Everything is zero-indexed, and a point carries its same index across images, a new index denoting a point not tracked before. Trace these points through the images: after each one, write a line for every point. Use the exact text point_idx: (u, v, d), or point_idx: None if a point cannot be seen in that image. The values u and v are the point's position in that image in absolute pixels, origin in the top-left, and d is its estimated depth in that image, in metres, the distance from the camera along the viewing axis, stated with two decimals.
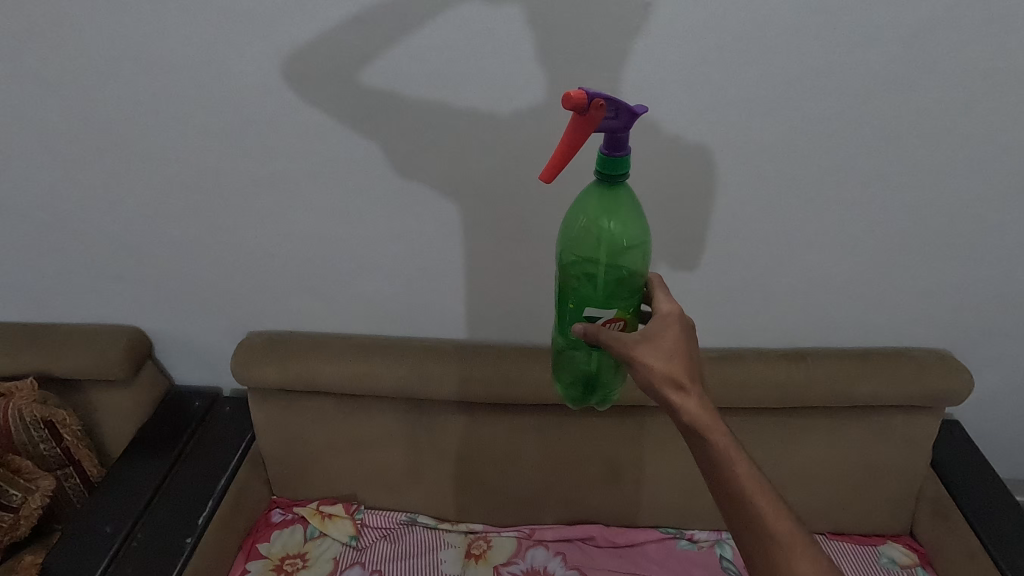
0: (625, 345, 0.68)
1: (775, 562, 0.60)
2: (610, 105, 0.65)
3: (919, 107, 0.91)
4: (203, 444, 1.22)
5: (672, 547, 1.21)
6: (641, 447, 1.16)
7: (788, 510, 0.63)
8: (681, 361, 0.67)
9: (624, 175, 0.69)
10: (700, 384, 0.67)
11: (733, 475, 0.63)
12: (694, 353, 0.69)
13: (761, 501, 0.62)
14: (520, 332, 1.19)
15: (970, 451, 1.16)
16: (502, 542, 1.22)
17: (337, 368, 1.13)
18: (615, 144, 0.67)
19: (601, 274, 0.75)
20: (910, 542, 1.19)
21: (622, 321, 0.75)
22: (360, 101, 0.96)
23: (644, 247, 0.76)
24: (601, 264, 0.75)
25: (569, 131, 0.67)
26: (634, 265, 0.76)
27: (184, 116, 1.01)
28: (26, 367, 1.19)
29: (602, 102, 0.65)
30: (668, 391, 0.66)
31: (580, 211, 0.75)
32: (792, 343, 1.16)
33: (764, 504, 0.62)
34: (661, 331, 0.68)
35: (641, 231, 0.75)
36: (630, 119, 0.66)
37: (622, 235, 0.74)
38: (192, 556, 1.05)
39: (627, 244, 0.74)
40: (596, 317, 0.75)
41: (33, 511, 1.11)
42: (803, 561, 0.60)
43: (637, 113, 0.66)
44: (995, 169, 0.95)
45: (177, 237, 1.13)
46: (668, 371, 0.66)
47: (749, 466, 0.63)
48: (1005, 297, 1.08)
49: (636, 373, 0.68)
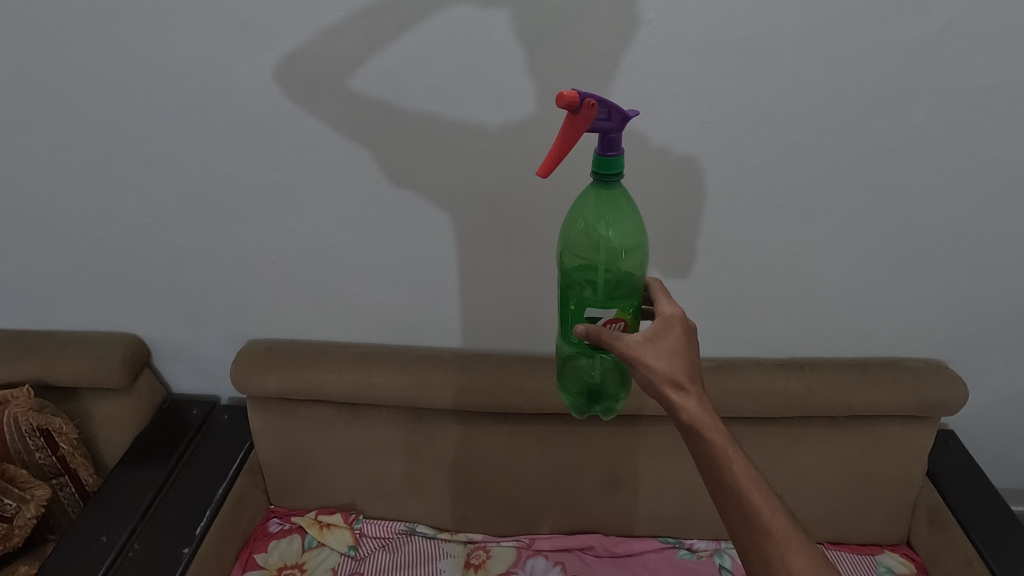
0: (626, 344, 0.68)
1: (770, 559, 0.61)
2: (602, 106, 0.67)
3: (911, 122, 0.93)
4: (201, 453, 1.21)
5: (672, 556, 1.20)
6: (641, 456, 1.16)
7: (782, 508, 0.63)
8: (682, 362, 0.68)
9: (618, 175, 0.70)
10: (700, 383, 0.68)
11: (730, 473, 0.63)
12: (695, 353, 0.70)
13: (756, 498, 0.62)
14: (520, 341, 1.20)
15: (965, 459, 1.18)
16: (501, 552, 1.22)
17: (338, 377, 1.13)
18: (609, 144, 0.69)
19: (601, 278, 0.78)
20: (907, 552, 1.20)
21: (622, 322, 0.74)
22: (365, 112, 0.98)
23: (642, 250, 0.78)
24: (600, 268, 0.78)
25: (562, 134, 0.69)
26: (632, 268, 0.78)
27: (189, 126, 1.02)
28: (22, 375, 1.19)
29: (594, 101, 0.66)
30: (669, 390, 0.66)
31: (578, 216, 0.77)
32: (789, 352, 1.18)
33: (761, 501, 0.62)
34: (663, 332, 0.69)
35: (638, 235, 0.77)
36: (621, 121, 0.68)
37: (619, 239, 0.76)
38: (190, 566, 1.04)
39: (625, 248, 0.77)
40: (598, 317, 0.74)
41: (27, 521, 1.10)
42: (798, 557, 0.61)
43: (628, 116, 0.68)
44: (984, 181, 0.97)
45: (179, 245, 1.14)
46: (669, 371, 0.67)
47: (746, 465, 0.64)
48: (997, 308, 1.10)
49: (636, 372, 0.68)
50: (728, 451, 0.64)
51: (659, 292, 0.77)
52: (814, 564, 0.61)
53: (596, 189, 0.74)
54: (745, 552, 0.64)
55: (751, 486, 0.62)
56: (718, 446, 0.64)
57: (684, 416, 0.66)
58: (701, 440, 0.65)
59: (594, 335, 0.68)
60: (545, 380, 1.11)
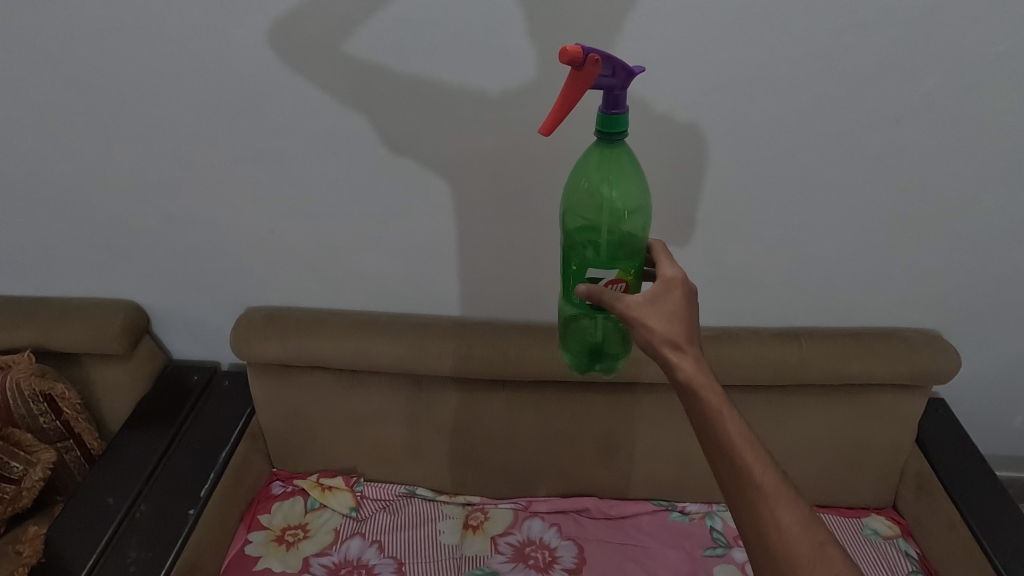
0: (625, 305, 0.69)
1: (758, 514, 0.61)
2: (606, 63, 0.66)
3: (919, 90, 0.91)
4: (203, 419, 1.23)
5: (665, 519, 1.23)
6: (637, 423, 1.18)
7: (774, 464, 0.63)
8: (680, 323, 0.68)
9: (623, 134, 0.69)
10: (698, 346, 0.68)
11: (723, 430, 0.63)
12: (694, 317, 0.70)
13: (749, 455, 0.62)
14: (519, 309, 1.20)
15: (953, 427, 1.20)
16: (499, 514, 1.25)
17: (337, 344, 1.14)
18: (614, 102, 0.67)
19: (604, 239, 0.77)
20: (893, 515, 1.23)
21: (624, 283, 0.75)
22: (361, 77, 0.95)
23: (644, 212, 0.78)
24: (603, 229, 0.77)
25: (568, 87, 0.67)
26: (635, 229, 0.78)
27: (181, 89, 0.99)
28: (22, 341, 1.19)
29: (597, 57, 0.64)
30: (666, 350, 0.67)
31: (581, 175, 0.76)
32: (786, 323, 1.18)
33: (752, 458, 0.62)
34: (663, 294, 0.69)
35: (641, 197, 0.77)
36: (626, 78, 0.66)
37: (623, 201, 0.76)
38: (195, 527, 1.07)
39: (627, 210, 0.76)
40: (599, 278, 0.74)
41: (34, 483, 1.10)
42: (785, 510, 0.61)
43: (634, 72, 0.66)
44: (989, 151, 0.96)
45: (175, 212, 1.13)
46: (668, 331, 0.67)
47: (740, 422, 0.64)
48: (995, 279, 1.10)
49: (635, 333, 0.69)
50: (723, 410, 0.64)
51: (664, 253, 0.76)
52: (801, 517, 0.61)
53: (600, 148, 0.73)
54: (735, 508, 0.64)
55: (744, 443, 0.62)
56: (713, 404, 0.64)
57: (680, 375, 0.66)
58: (696, 399, 0.65)
59: (596, 296, 0.69)
60: (543, 349, 1.12)
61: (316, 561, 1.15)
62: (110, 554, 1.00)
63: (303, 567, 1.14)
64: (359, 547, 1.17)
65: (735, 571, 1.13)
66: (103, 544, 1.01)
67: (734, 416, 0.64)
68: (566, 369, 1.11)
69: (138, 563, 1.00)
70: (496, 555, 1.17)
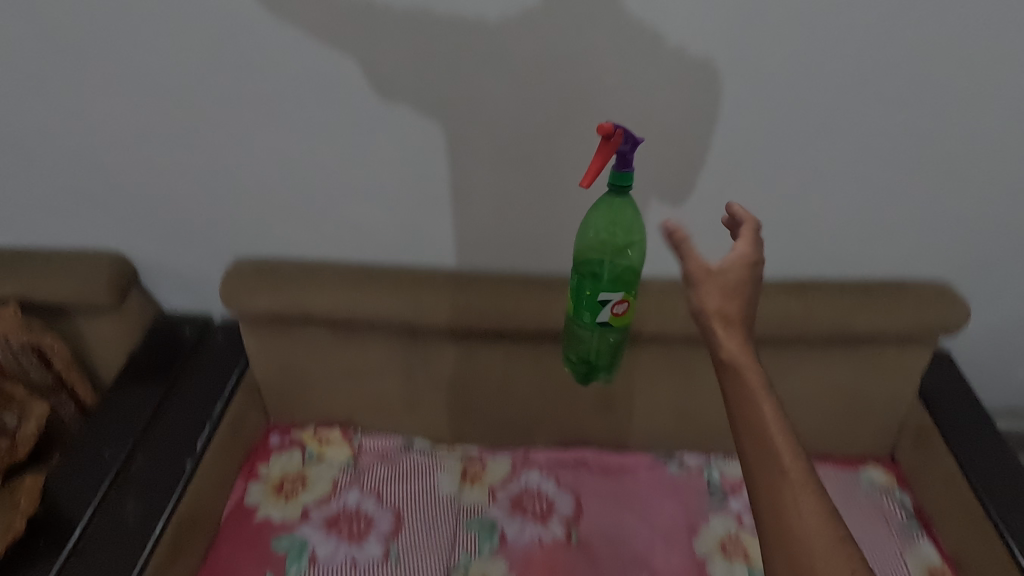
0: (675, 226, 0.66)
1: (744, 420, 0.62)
2: (626, 136, 0.79)
3: (936, 22, 0.87)
4: (196, 372, 1.21)
5: (663, 470, 1.23)
6: (636, 376, 1.16)
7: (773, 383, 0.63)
8: (740, 273, 0.65)
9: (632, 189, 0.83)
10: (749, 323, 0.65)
11: (719, 343, 0.64)
12: (755, 301, 0.66)
13: (748, 372, 0.62)
14: (517, 260, 1.16)
15: (954, 381, 1.19)
16: (497, 465, 1.24)
17: (329, 297, 1.10)
18: (626, 164, 0.81)
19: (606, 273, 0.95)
20: (890, 465, 1.23)
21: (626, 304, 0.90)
22: (348, 10, 0.90)
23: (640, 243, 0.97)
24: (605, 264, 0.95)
25: (596, 156, 0.78)
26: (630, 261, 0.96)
27: (155, 24, 0.93)
28: (5, 292, 1.14)
29: (621, 132, 0.78)
30: (692, 278, 0.66)
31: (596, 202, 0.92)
32: (792, 274, 1.15)
33: (747, 369, 0.63)
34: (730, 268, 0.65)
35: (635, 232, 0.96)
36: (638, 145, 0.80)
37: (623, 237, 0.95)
38: (192, 479, 1.07)
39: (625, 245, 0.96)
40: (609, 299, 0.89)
41: (30, 436, 1.10)
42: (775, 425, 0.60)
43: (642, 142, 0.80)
44: (1011, 90, 0.91)
45: (155, 158, 1.07)
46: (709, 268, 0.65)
47: (744, 342, 0.64)
48: (1011, 227, 1.06)
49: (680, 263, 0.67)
50: (726, 327, 0.64)
51: (679, 232, 0.66)
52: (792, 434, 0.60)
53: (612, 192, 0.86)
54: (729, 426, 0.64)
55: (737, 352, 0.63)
56: (752, 386, 0.62)
57: (722, 353, 0.64)
58: (707, 319, 0.65)
59: (682, 233, 0.66)
60: (542, 301, 1.09)
61: (315, 511, 1.15)
62: (108, 505, 1.00)
63: (302, 516, 1.14)
64: (356, 497, 1.17)
65: (731, 520, 1.14)
66: (100, 496, 1.01)
67: (738, 333, 0.64)
68: (565, 322, 1.09)
69: (136, 514, 1.00)
70: (494, 504, 1.17)
